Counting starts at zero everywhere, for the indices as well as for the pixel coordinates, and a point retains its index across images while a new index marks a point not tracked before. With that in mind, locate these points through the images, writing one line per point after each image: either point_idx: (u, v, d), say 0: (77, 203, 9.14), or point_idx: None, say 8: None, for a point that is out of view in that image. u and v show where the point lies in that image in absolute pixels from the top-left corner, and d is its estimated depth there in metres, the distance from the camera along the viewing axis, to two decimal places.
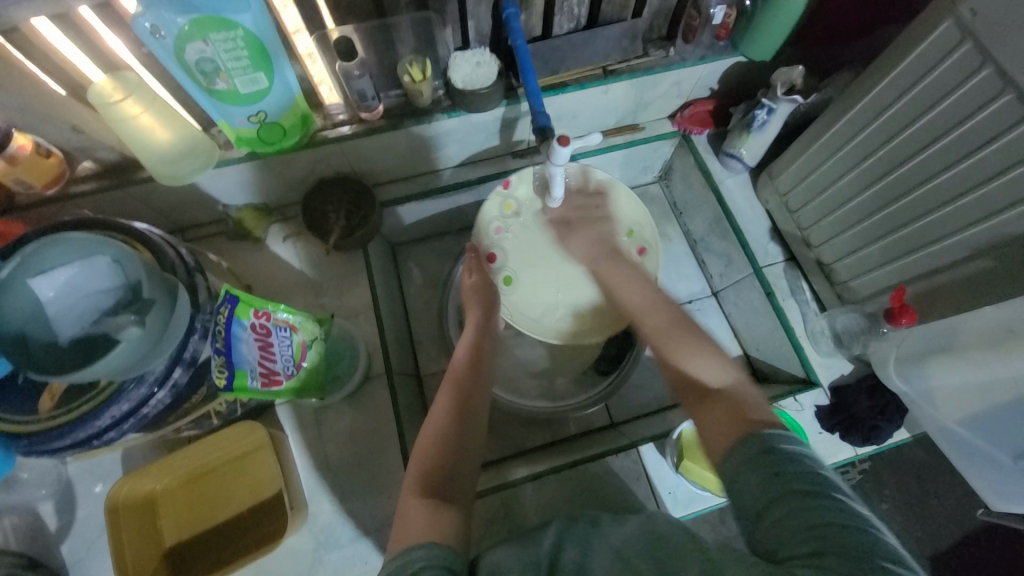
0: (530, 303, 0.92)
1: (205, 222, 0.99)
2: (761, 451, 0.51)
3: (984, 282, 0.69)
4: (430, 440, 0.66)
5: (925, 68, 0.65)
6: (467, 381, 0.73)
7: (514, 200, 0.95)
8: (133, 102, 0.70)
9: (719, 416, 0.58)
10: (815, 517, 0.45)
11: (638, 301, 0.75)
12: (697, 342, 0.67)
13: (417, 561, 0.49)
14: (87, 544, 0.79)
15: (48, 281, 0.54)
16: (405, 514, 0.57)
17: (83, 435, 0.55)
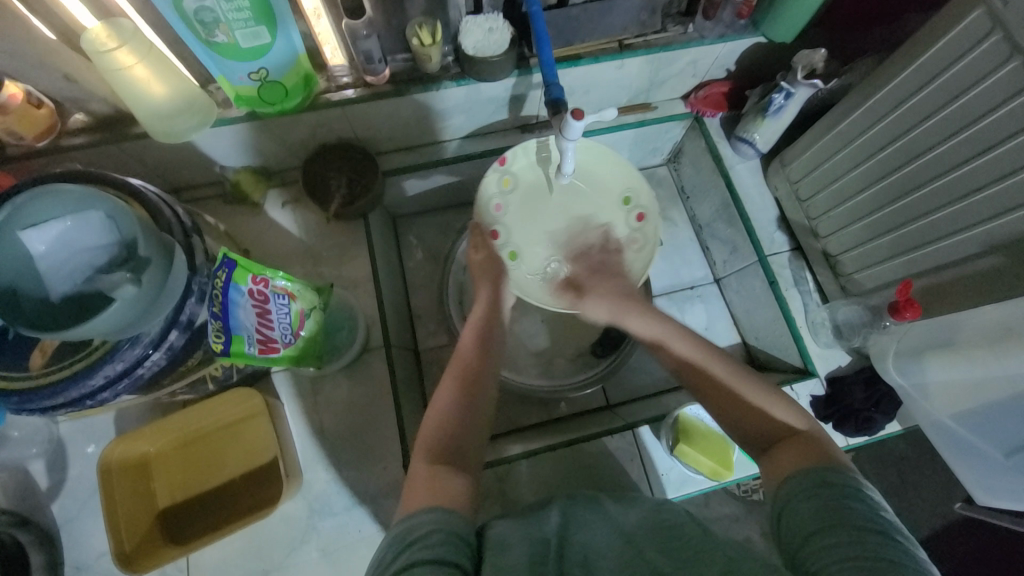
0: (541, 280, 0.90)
1: (202, 183, 0.96)
2: (822, 483, 0.52)
3: (990, 281, 0.69)
4: (444, 407, 0.67)
5: (951, 58, 0.63)
6: (474, 360, 0.73)
7: (510, 174, 0.91)
8: (127, 52, 0.66)
9: (793, 458, 0.58)
10: (864, 546, 0.46)
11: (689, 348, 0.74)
12: (764, 390, 0.67)
13: (422, 526, 0.49)
14: (79, 504, 0.79)
15: (39, 235, 0.52)
16: (413, 480, 0.58)
17: (75, 394, 0.54)
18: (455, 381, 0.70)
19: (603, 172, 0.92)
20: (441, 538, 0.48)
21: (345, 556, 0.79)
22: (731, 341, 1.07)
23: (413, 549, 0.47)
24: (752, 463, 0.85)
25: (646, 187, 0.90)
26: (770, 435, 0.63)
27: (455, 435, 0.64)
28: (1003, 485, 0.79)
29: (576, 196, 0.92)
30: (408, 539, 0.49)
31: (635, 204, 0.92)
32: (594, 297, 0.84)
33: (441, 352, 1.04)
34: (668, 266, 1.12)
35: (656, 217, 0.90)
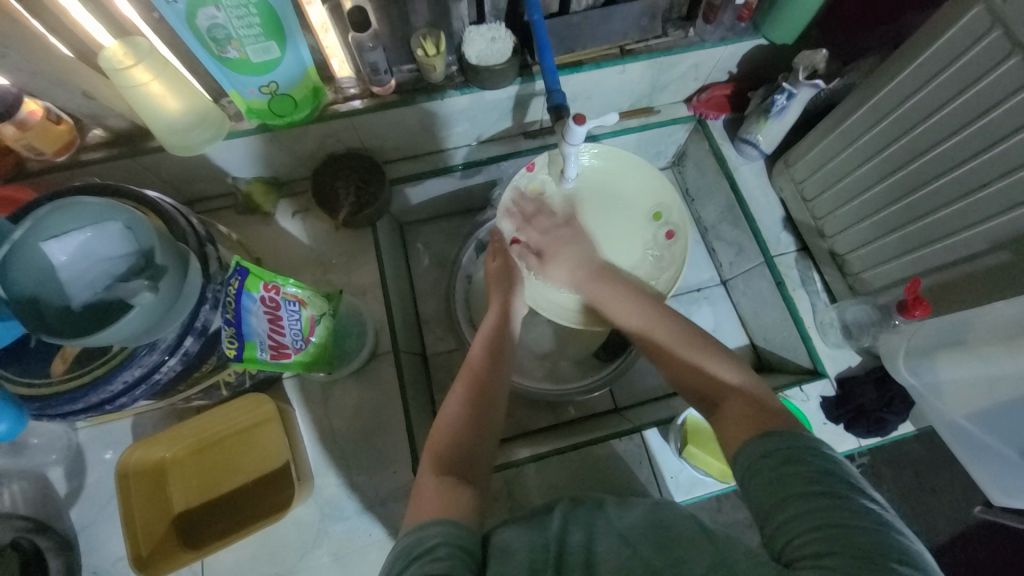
0: (555, 289, 0.89)
1: (214, 195, 0.99)
2: (773, 453, 0.52)
3: (1000, 276, 0.68)
4: (449, 421, 0.66)
5: (952, 55, 0.64)
6: (486, 371, 0.72)
7: (538, 182, 0.91)
8: (144, 69, 0.69)
9: (731, 415, 0.60)
10: (819, 512, 0.46)
11: (643, 315, 0.75)
12: (709, 347, 0.69)
13: (428, 538, 0.50)
14: (96, 509, 0.81)
15: (62, 245, 0.54)
16: (422, 491, 0.58)
17: (94, 399, 0.55)
18: (466, 391, 0.69)
19: (636, 188, 0.93)
20: (443, 549, 0.48)
21: (356, 560, 0.80)
22: (739, 343, 1.07)
23: (419, 563, 0.47)
24: None
25: (679, 203, 0.91)
26: (710, 391, 0.66)
27: (465, 447, 0.64)
28: (1018, 484, 0.77)
29: (608, 208, 0.92)
30: (414, 553, 0.49)
31: (666, 220, 0.91)
32: (552, 256, 0.83)
33: (449, 357, 1.05)
34: None
35: (687, 232, 0.90)
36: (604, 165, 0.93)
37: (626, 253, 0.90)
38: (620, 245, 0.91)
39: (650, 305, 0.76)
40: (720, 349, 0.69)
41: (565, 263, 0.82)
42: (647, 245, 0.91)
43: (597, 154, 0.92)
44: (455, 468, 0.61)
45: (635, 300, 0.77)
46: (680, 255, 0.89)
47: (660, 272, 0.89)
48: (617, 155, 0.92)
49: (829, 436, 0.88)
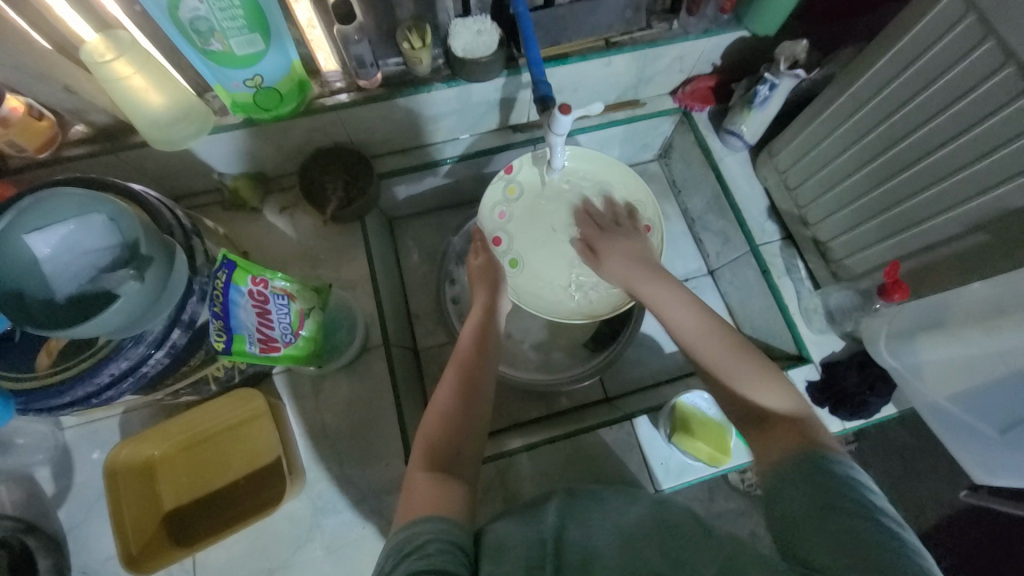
0: (537, 286, 0.93)
1: (201, 191, 0.98)
2: (811, 470, 0.53)
3: (979, 258, 0.70)
4: (435, 420, 0.66)
5: (928, 42, 0.65)
6: (473, 359, 0.73)
7: (516, 184, 0.94)
8: (124, 62, 0.68)
9: (777, 435, 0.59)
10: (848, 528, 0.46)
11: (705, 330, 0.71)
12: (761, 369, 0.66)
13: (420, 535, 0.50)
14: (84, 508, 0.80)
15: (45, 237, 0.53)
16: (411, 489, 0.58)
17: (81, 393, 0.55)
18: (455, 377, 0.71)
19: (611, 186, 0.94)
20: (436, 545, 0.48)
21: (349, 553, 0.80)
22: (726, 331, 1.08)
23: (411, 560, 0.47)
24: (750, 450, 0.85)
25: (651, 199, 0.92)
26: (758, 418, 0.63)
27: (453, 437, 0.65)
28: (999, 463, 0.79)
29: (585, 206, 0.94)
30: (407, 548, 0.49)
31: (641, 216, 0.93)
32: (613, 243, 0.85)
33: (440, 350, 1.05)
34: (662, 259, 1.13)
35: (660, 227, 0.91)
36: (578, 164, 0.94)
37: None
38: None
39: (705, 319, 0.71)
40: (773, 373, 0.66)
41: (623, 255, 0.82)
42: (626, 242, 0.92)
43: (571, 154, 0.93)
44: (445, 456, 0.63)
45: (690, 308, 0.73)
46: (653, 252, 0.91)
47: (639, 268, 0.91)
48: (591, 154, 0.93)
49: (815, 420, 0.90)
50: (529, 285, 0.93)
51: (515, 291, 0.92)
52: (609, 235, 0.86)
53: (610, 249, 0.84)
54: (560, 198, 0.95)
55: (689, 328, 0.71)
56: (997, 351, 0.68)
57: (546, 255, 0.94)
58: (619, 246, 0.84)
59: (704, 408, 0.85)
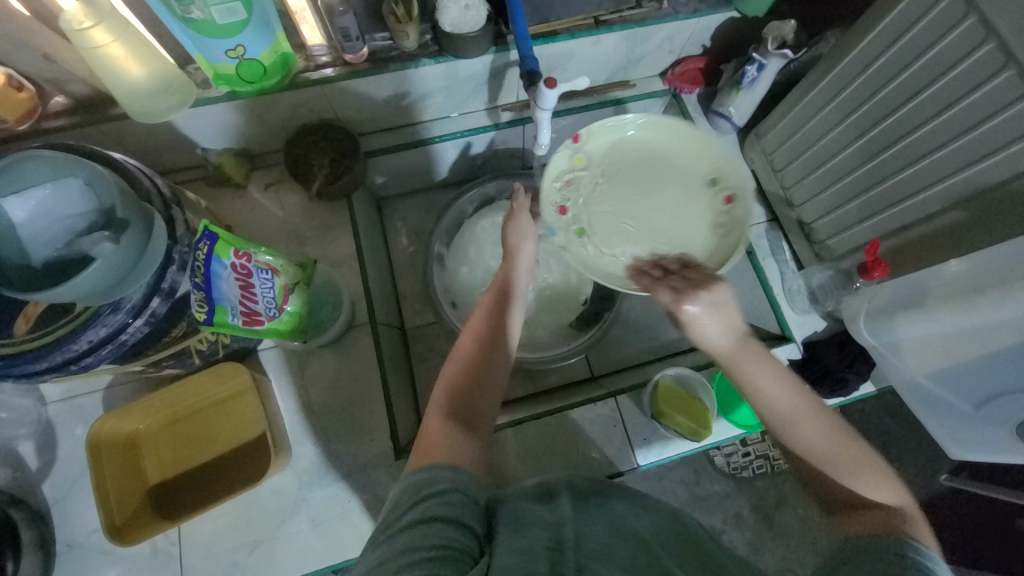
0: (605, 259, 0.84)
1: (184, 167, 0.97)
2: (891, 551, 0.48)
3: (953, 235, 0.71)
4: (449, 377, 0.66)
5: (913, 18, 0.65)
6: (489, 336, 0.69)
7: (584, 153, 0.85)
8: (103, 30, 0.67)
9: (860, 520, 0.53)
10: None
11: (804, 411, 0.59)
12: (860, 455, 0.57)
13: (437, 482, 0.51)
14: (69, 482, 0.80)
15: (21, 201, 0.53)
16: (428, 431, 0.60)
17: (59, 359, 0.54)
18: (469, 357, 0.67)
19: (692, 152, 0.84)
20: (459, 500, 0.50)
21: (334, 527, 0.81)
22: None
23: (425, 503, 0.49)
24: (728, 428, 0.87)
25: (740, 165, 0.81)
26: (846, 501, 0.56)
27: (468, 396, 0.65)
28: (972, 435, 0.84)
29: (660, 177, 0.85)
30: (423, 491, 0.50)
31: (724, 185, 0.83)
32: (711, 312, 0.63)
33: (428, 330, 1.05)
34: None
35: (750, 195, 0.80)
36: (657, 133, 0.85)
37: (687, 223, 0.83)
38: (678, 215, 0.84)
39: (799, 395, 0.60)
40: (871, 455, 0.58)
41: (724, 322, 0.63)
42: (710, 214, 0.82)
43: (648, 123, 0.85)
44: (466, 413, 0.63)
45: (783, 381, 0.61)
46: (742, 221, 0.79)
47: (722, 243, 0.80)
48: (665, 121, 0.84)
49: None
50: (599, 259, 0.84)
51: (581, 262, 0.83)
52: (698, 289, 0.65)
53: (707, 310, 0.63)
54: (632, 168, 0.86)
55: (785, 406, 0.60)
56: (970, 326, 0.69)
57: (620, 227, 0.85)
58: (718, 311, 0.64)
59: (684, 383, 0.87)
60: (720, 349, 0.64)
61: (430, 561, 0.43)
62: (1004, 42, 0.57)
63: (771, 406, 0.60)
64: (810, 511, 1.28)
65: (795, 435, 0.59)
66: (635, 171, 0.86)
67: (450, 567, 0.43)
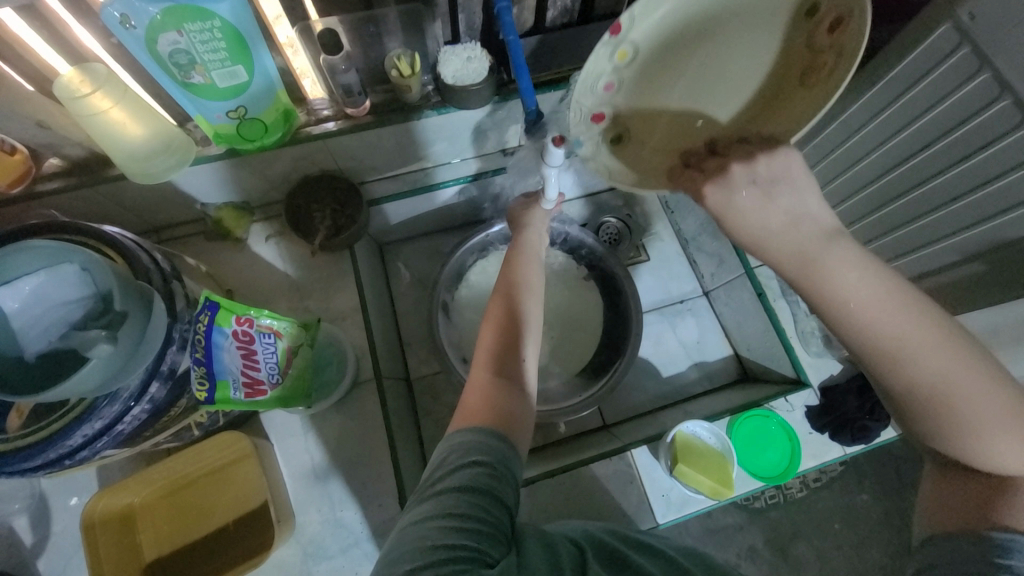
0: (636, 156, 0.65)
1: (184, 221, 0.95)
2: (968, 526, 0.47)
3: (991, 281, 0.69)
4: (490, 332, 0.65)
5: (924, 68, 0.65)
6: (520, 297, 0.66)
7: (629, 42, 0.55)
8: (102, 96, 0.66)
9: (959, 506, 0.48)
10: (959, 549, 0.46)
11: (929, 341, 0.44)
12: (993, 395, 0.44)
13: (468, 448, 0.52)
14: (62, 560, 0.75)
15: (12, 292, 0.50)
16: (473, 385, 0.60)
17: (53, 455, 0.52)
18: (496, 341, 0.63)
19: None
20: (504, 473, 0.52)
21: None
22: (723, 354, 1.06)
23: (467, 470, 0.50)
24: (750, 480, 0.85)
25: None
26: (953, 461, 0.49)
27: (509, 350, 0.63)
28: None
29: (730, 25, 0.55)
30: (467, 455, 0.52)
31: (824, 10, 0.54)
32: (762, 200, 0.50)
33: (433, 379, 1.03)
34: (656, 283, 1.10)
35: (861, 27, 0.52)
36: None
37: (748, 81, 0.60)
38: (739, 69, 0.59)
39: (923, 318, 0.45)
40: (1012, 394, 0.45)
41: (781, 210, 0.49)
42: (796, 48, 0.58)
43: None
44: (506, 379, 0.61)
45: (898, 305, 0.45)
46: (844, 56, 0.55)
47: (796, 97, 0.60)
48: None
49: (813, 447, 0.88)
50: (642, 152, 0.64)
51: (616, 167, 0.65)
52: (730, 165, 0.52)
53: (752, 193, 0.50)
54: (700, 29, 0.55)
55: (903, 334, 0.44)
56: None
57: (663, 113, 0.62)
58: (768, 195, 0.50)
59: (703, 438, 0.84)
60: (780, 246, 0.49)
61: (473, 534, 0.45)
62: (1021, 99, 0.56)
63: (885, 339, 0.45)
64: (825, 544, 1.21)
65: (909, 379, 0.45)
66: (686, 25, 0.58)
67: (492, 545, 0.46)
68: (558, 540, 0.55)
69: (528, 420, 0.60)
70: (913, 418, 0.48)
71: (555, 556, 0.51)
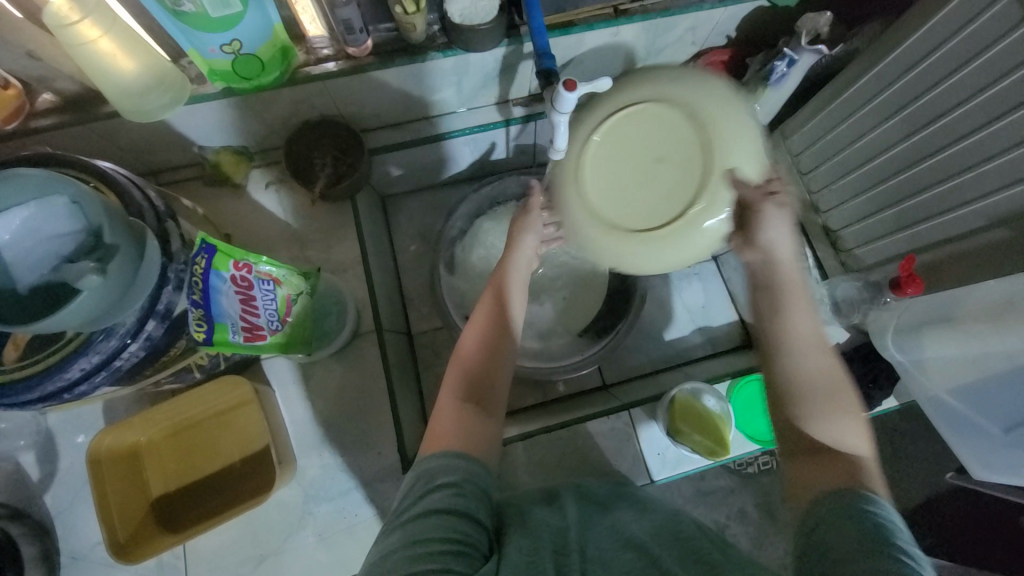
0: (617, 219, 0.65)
1: (181, 165, 0.93)
2: (847, 506, 0.50)
3: (994, 254, 0.67)
4: (467, 351, 0.65)
5: (967, 17, 0.60)
6: (499, 319, 0.66)
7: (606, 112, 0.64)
8: (90, 25, 0.62)
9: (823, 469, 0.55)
10: (848, 529, 0.48)
11: (815, 346, 0.62)
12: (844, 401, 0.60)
13: (441, 471, 0.52)
14: (71, 493, 0.78)
15: (3, 224, 0.50)
16: (440, 413, 0.60)
17: (51, 388, 0.52)
18: (470, 367, 0.63)
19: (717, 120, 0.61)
20: (472, 490, 0.52)
21: (341, 542, 0.79)
22: (728, 319, 1.05)
23: (437, 493, 0.50)
24: (747, 440, 0.85)
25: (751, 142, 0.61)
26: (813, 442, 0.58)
27: (482, 377, 0.63)
28: (1000, 457, 0.77)
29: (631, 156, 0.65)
30: (433, 480, 0.52)
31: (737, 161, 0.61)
32: (776, 220, 0.61)
33: (434, 335, 1.03)
34: None
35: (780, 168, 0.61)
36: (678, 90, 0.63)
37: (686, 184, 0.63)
38: (671, 250, 0.63)
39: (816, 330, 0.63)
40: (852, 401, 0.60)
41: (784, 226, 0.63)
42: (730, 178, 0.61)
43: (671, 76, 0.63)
44: (472, 406, 0.60)
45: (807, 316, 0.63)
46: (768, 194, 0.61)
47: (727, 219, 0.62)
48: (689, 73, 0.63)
49: None
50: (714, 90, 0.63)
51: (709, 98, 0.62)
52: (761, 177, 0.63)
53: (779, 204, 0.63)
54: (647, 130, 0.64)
55: (801, 336, 0.62)
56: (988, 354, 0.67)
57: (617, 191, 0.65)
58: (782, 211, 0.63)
59: (705, 402, 0.84)
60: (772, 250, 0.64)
61: (452, 558, 0.45)
62: None
63: (792, 332, 0.63)
64: None
65: (795, 369, 0.61)
66: (611, 232, 0.65)
67: (464, 562, 0.46)
68: (535, 517, 0.56)
69: (495, 440, 0.60)
70: (794, 403, 0.60)
71: (533, 542, 0.51)
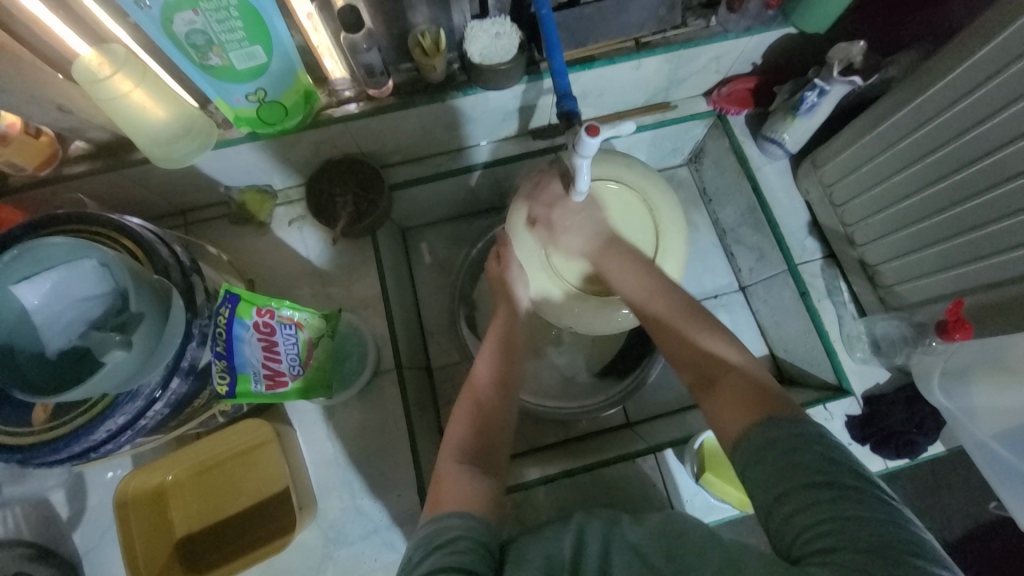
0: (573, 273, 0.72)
1: (207, 204, 0.94)
2: (771, 437, 0.50)
3: None
4: (470, 401, 0.68)
5: (1015, 52, 0.57)
6: (501, 366, 0.72)
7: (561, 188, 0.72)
8: (123, 78, 0.64)
9: (728, 406, 0.57)
10: (775, 460, 0.49)
11: (649, 287, 0.68)
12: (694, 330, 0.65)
13: (448, 531, 0.51)
14: (98, 533, 0.79)
15: (33, 289, 0.51)
16: (443, 476, 0.60)
17: (78, 448, 0.53)
18: (469, 432, 0.65)
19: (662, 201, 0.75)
20: (466, 545, 0.49)
21: None
22: (758, 354, 1.01)
23: (442, 552, 0.48)
24: None
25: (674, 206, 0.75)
26: (702, 366, 0.62)
27: (483, 437, 0.65)
28: None
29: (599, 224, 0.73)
30: (435, 542, 0.50)
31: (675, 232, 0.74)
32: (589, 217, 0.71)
33: (454, 369, 1.01)
34: (689, 276, 1.05)
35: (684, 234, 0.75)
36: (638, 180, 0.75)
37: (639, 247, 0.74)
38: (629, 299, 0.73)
39: (650, 277, 0.68)
40: (704, 324, 0.65)
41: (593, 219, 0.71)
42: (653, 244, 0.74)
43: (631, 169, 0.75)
44: (474, 466, 0.61)
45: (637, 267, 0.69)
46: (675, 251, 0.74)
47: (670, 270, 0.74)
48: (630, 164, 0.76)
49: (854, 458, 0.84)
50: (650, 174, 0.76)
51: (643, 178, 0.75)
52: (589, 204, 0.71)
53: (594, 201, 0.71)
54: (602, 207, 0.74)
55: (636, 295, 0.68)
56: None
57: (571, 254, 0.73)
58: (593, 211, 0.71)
59: None
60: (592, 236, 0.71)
61: None
62: None
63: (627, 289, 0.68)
64: None
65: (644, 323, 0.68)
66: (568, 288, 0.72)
67: None
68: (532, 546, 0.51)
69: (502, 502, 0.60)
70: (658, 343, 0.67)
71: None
